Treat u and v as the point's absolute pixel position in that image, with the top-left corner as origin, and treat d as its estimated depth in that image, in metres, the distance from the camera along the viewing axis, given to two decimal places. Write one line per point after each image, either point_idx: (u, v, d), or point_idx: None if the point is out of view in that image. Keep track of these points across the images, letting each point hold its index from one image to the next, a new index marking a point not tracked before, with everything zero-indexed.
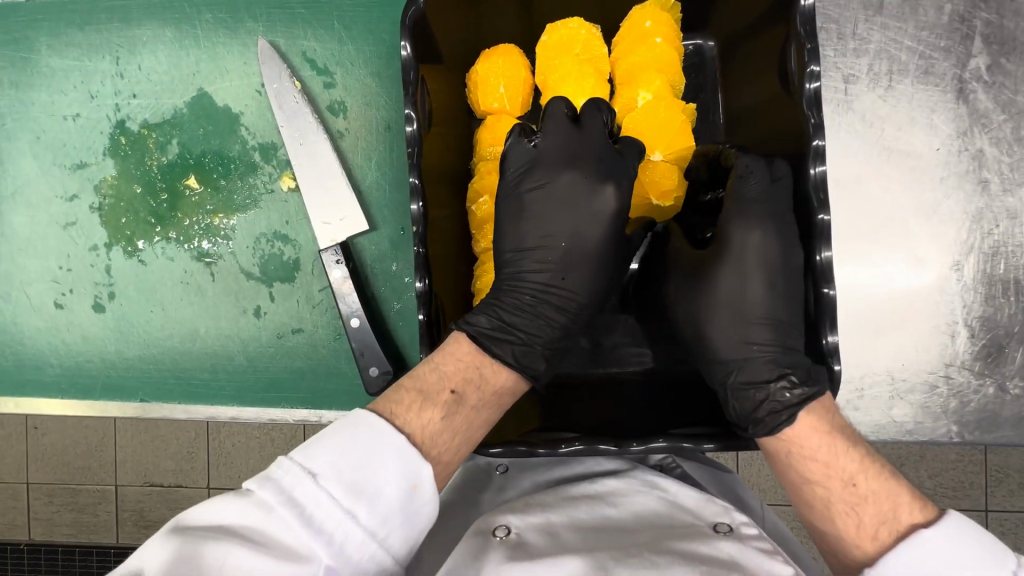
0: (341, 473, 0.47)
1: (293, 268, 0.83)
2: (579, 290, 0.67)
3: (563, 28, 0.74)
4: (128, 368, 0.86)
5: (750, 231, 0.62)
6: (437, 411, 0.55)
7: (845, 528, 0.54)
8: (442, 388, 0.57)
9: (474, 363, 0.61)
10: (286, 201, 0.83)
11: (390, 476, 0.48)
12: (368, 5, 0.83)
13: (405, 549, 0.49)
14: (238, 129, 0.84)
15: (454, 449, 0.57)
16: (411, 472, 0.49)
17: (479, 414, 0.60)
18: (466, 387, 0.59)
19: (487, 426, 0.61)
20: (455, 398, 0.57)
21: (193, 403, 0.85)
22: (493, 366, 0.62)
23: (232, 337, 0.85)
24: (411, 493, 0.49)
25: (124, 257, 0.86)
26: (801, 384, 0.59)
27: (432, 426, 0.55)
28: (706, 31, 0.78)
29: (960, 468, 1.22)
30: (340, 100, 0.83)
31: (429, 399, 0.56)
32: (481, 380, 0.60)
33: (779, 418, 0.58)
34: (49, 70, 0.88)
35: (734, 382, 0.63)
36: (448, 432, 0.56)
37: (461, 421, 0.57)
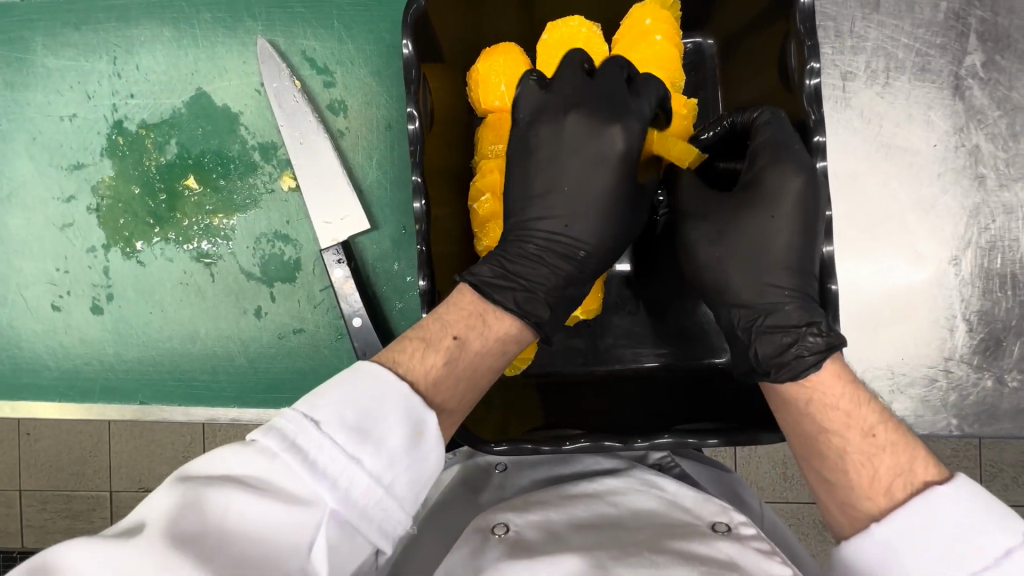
0: (344, 419, 0.46)
1: (293, 268, 0.83)
2: (585, 239, 0.67)
3: (563, 26, 0.75)
4: (128, 371, 0.86)
5: (789, 177, 0.60)
6: (440, 357, 0.55)
7: (857, 482, 0.52)
8: (444, 335, 0.56)
9: (475, 311, 0.59)
10: (286, 201, 0.83)
11: (395, 422, 0.48)
12: (368, 4, 0.83)
13: (411, 498, 0.48)
14: (237, 128, 0.84)
15: (459, 396, 0.56)
16: (416, 418, 0.49)
17: (483, 363, 0.59)
18: (469, 334, 0.58)
19: (490, 377, 0.60)
20: (459, 346, 0.56)
21: (194, 404, 0.84)
22: (497, 313, 0.61)
23: (233, 338, 0.84)
24: (416, 439, 0.48)
25: (122, 258, 0.85)
26: (826, 333, 0.57)
27: (436, 372, 0.54)
28: (705, 29, 0.79)
29: (955, 463, 1.23)
30: (340, 99, 0.83)
31: (432, 346, 0.55)
32: (485, 327, 0.59)
33: (806, 362, 0.56)
34: (44, 70, 0.88)
35: (762, 326, 0.61)
36: (452, 378, 0.55)
37: (463, 368, 0.56)
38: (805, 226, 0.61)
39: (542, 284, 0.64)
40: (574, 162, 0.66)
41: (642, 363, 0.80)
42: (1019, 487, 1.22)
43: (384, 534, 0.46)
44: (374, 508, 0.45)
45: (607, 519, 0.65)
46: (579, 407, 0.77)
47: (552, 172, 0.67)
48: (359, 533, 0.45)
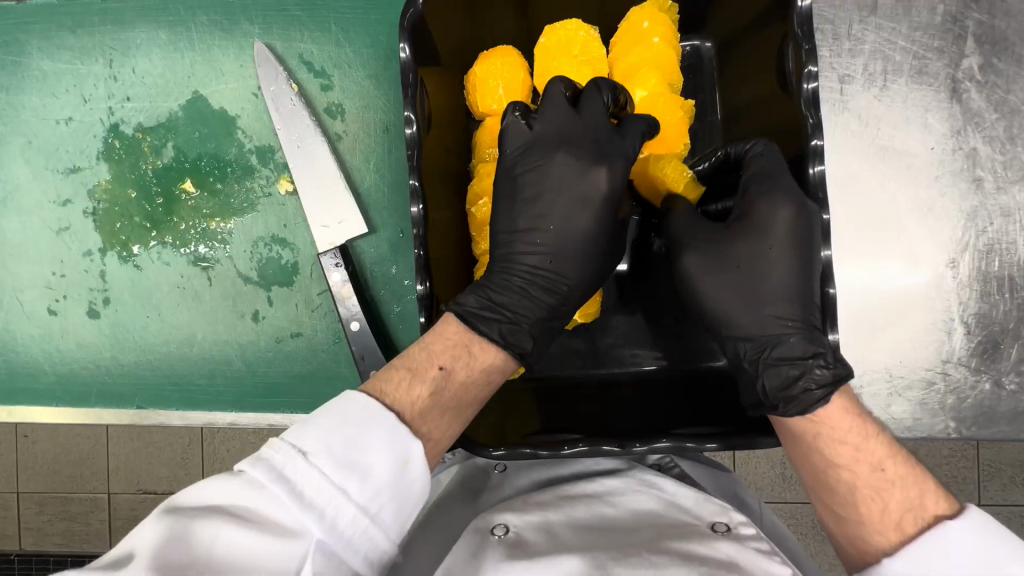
0: (331, 449, 0.47)
1: (291, 272, 0.83)
2: (569, 273, 0.67)
3: (561, 29, 0.75)
4: (125, 375, 0.85)
5: (776, 206, 0.61)
6: (426, 388, 0.55)
7: (866, 516, 0.53)
8: (431, 365, 0.57)
9: (461, 341, 0.60)
10: (284, 205, 0.83)
11: (381, 452, 0.48)
12: (365, 7, 0.83)
13: (397, 526, 0.49)
14: (234, 132, 0.83)
15: (444, 427, 0.57)
16: (403, 447, 0.49)
17: (469, 393, 0.59)
18: (454, 364, 0.59)
19: (476, 405, 0.61)
20: (445, 375, 0.57)
21: (191, 409, 0.84)
22: (481, 345, 0.61)
23: (230, 342, 0.84)
24: (402, 469, 0.49)
25: (119, 262, 0.85)
26: (831, 365, 0.57)
27: (421, 403, 0.55)
28: (703, 32, 0.79)
29: (953, 463, 1.23)
30: (337, 102, 0.82)
31: (418, 377, 0.56)
32: (469, 358, 0.60)
33: (813, 396, 0.56)
34: (40, 73, 0.87)
35: (768, 358, 0.60)
36: (437, 409, 0.56)
37: (449, 399, 0.57)
38: (799, 245, 0.61)
39: (526, 316, 0.65)
40: (562, 195, 0.67)
41: (640, 369, 0.80)
42: (1017, 487, 1.22)
43: (370, 562, 0.47)
44: (359, 538, 0.46)
45: (607, 521, 0.65)
46: (578, 410, 0.76)
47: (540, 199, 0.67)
48: (345, 562, 0.46)
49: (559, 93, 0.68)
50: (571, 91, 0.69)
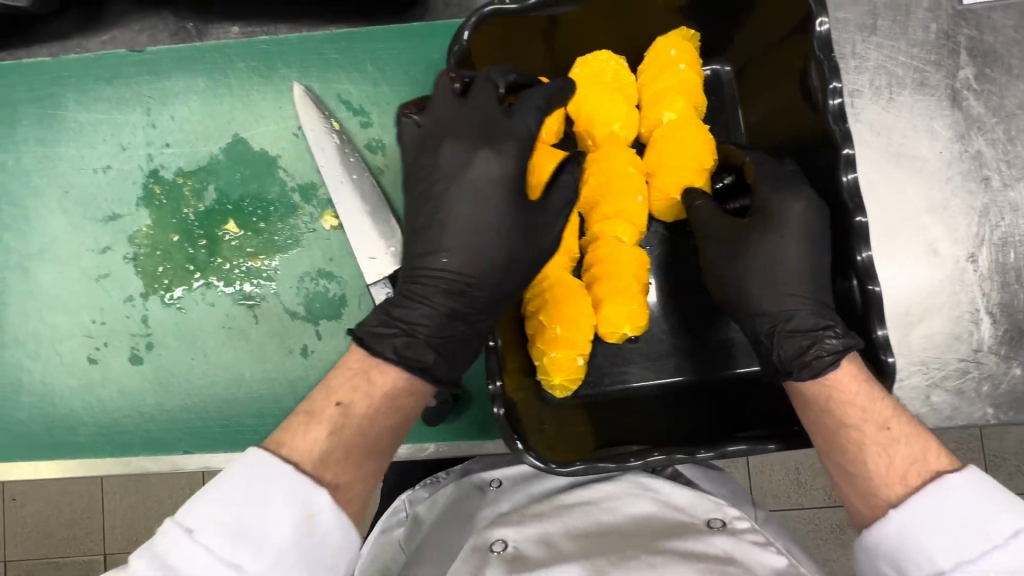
0: (223, 519, 0.50)
1: (339, 304, 0.83)
2: (463, 270, 0.66)
3: (593, 60, 0.79)
4: (171, 421, 0.84)
5: (791, 202, 0.67)
6: (323, 430, 0.57)
7: (874, 470, 0.57)
8: (326, 403, 0.58)
9: (361, 370, 0.61)
10: (329, 239, 0.84)
11: (279, 516, 0.51)
12: (400, 47, 0.86)
13: (320, 569, 0.53)
14: (276, 171, 0.85)
15: (353, 465, 0.57)
16: (306, 504, 0.53)
17: (379, 425, 0.60)
18: (354, 399, 0.59)
19: (393, 434, 0.61)
20: (342, 411, 0.58)
21: (241, 450, 0.83)
22: (381, 368, 0.61)
23: (280, 379, 0.83)
24: (307, 522, 0.52)
25: (162, 306, 0.85)
26: (843, 336, 0.63)
27: (320, 448, 0.56)
28: (723, 57, 0.84)
29: (960, 455, 1.28)
30: (377, 138, 0.85)
31: (315, 419, 0.57)
32: (369, 386, 0.60)
33: (824, 361, 0.61)
34: (76, 125, 0.88)
35: (782, 331, 0.66)
36: (340, 450, 0.57)
37: (354, 436, 0.58)
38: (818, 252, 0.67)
39: (422, 326, 0.65)
40: (441, 193, 0.66)
41: (670, 380, 0.83)
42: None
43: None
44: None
45: (603, 523, 0.66)
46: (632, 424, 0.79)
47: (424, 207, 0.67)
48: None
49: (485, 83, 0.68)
50: (460, 84, 0.68)
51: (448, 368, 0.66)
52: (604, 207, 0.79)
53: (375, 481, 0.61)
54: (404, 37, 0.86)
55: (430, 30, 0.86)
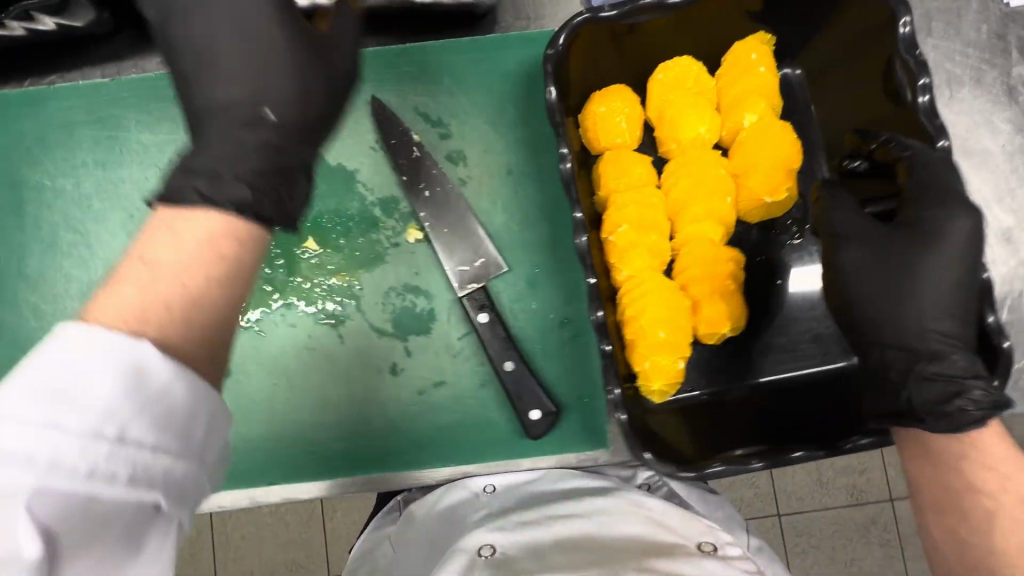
0: (26, 385, 0.36)
1: (428, 319, 0.81)
2: (269, 91, 0.51)
3: (676, 65, 0.81)
4: (252, 451, 0.79)
5: (956, 219, 0.67)
6: (123, 282, 0.40)
7: (996, 540, 0.61)
8: (130, 261, 0.41)
9: (166, 223, 0.43)
10: (413, 252, 0.82)
11: (91, 373, 0.37)
12: (475, 59, 0.86)
13: (171, 444, 0.40)
14: (355, 186, 0.83)
15: (186, 323, 0.40)
16: (125, 355, 0.37)
17: (204, 290, 0.41)
18: (158, 252, 0.41)
19: (230, 306, 0.43)
20: (148, 266, 0.40)
21: (330, 477, 0.79)
22: (164, 234, 0.42)
23: (369, 400, 0.80)
24: (138, 376, 0.37)
25: (240, 330, 0.81)
26: (995, 394, 0.61)
27: (111, 294, 0.40)
28: (795, 60, 0.86)
29: None
30: (458, 149, 0.84)
31: (115, 277, 0.40)
32: (180, 236, 0.42)
33: (967, 416, 0.61)
34: (139, 146, 0.85)
35: (918, 375, 0.65)
36: (152, 302, 0.40)
37: (181, 289, 0.40)
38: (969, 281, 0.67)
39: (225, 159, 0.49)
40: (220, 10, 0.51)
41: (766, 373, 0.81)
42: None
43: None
44: (73, 532, 0.36)
45: (583, 536, 0.65)
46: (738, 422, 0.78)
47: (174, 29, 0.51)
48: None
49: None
50: None
51: (277, 208, 0.49)
52: (694, 210, 0.80)
53: (227, 350, 0.44)
54: (481, 49, 0.86)
55: (507, 41, 0.86)
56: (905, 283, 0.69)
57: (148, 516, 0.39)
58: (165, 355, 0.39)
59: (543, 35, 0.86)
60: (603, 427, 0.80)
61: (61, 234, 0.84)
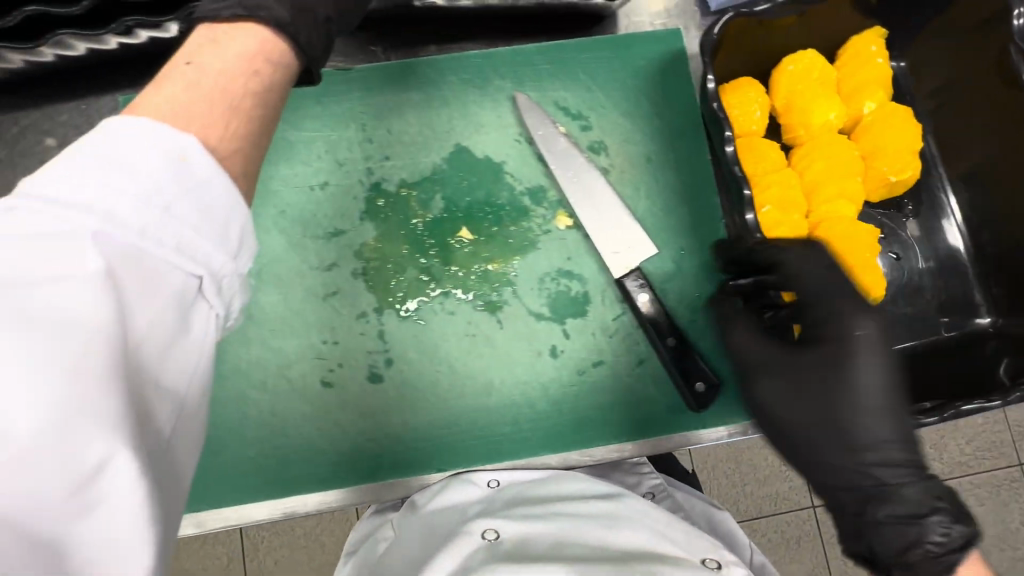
0: (84, 162, 0.39)
1: (583, 302, 0.84)
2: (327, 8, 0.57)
3: (804, 57, 0.86)
4: (420, 437, 0.81)
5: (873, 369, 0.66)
6: (175, 79, 0.45)
7: None
8: (176, 64, 0.46)
9: (211, 35, 0.48)
10: (565, 238, 0.85)
11: (146, 149, 0.41)
12: (608, 56, 0.91)
13: (208, 227, 0.42)
14: (503, 177, 0.87)
15: (233, 128, 0.46)
16: (177, 142, 0.42)
17: (240, 84, 0.47)
18: (207, 55, 0.47)
19: (267, 108, 0.48)
20: (196, 67, 0.46)
21: (498, 460, 0.81)
22: (214, 46, 0.47)
23: (531, 383, 0.82)
24: (179, 165, 0.41)
25: (399, 319, 0.83)
26: (957, 523, 0.62)
27: (177, 87, 0.45)
28: (898, 53, 0.92)
29: (989, 430, 1.53)
30: (599, 140, 0.88)
31: (166, 75, 0.46)
32: (226, 49, 0.48)
33: (936, 564, 0.61)
34: (286, 143, 0.86)
35: (880, 514, 0.65)
36: (199, 93, 0.45)
37: (227, 96, 0.46)
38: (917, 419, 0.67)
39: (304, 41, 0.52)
40: None
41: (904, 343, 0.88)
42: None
43: (137, 347, 0.38)
44: (135, 285, 0.38)
45: (581, 534, 0.67)
46: None
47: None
48: (135, 349, 0.38)
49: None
50: None
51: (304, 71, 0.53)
52: (829, 190, 0.85)
53: (259, 164, 0.48)
54: (612, 46, 0.91)
55: (636, 38, 0.91)
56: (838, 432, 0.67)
57: (192, 294, 0.42)
58: (208, 152, 0.43)
59: (671, 32, 0.91)
60: None
61: None
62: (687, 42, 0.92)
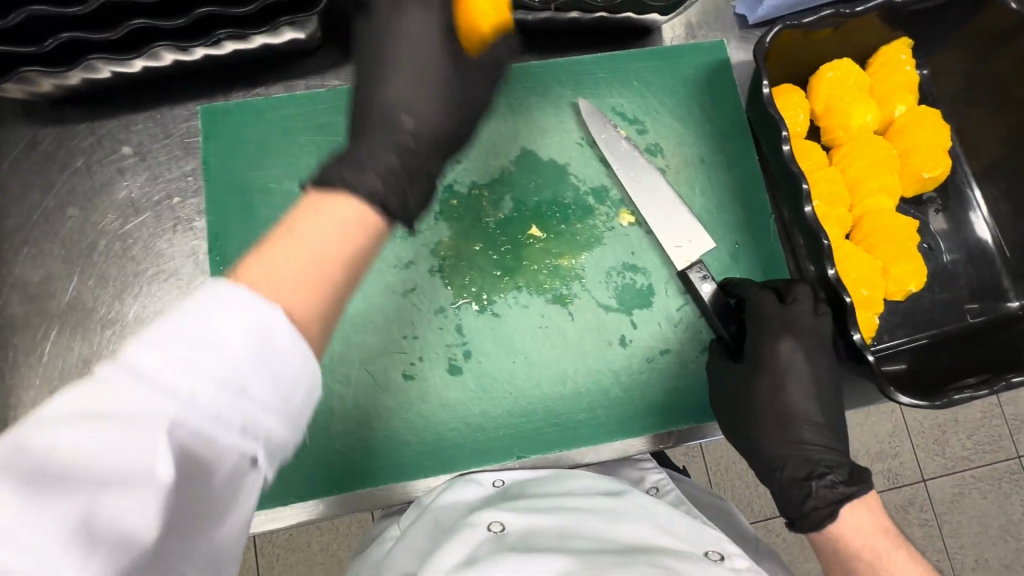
0: (180, 339, 0.41)
1: (648, 294, 0.89)
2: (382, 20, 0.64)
3: (843, 64, 0.93)
4: (499, 427, 0.84)
5: (783, 348, 0.80)
6: (279, 248, 0.48)
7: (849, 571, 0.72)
8: (286, 233, 0.49)
9: (330, 226, 0.51)
10: (628, 234, 0.91)
11: (237, 323, 0.43)
12: (659, 65, 0.97)
13: (276, 399, 0.45)
14: (568, 178, 0.92)
15: (314, 304, 0.48)
16: (273, 348, 0.44)
17: (334, 269, 0.49)
18: (314, 221, 0.50)
19: (350, 287, 0.51)
20: (292, 237, 0.49)
21: (573, 447, 0.85)
22: (322, 211, 0.52)
23: (604, 371, 0.87)
24: (265, 339, 0.44)
25: (476, 313, 0.86)
26: (841, 483, 0.75)
27: (274, 265, 0.47)
28: (926, 62, 1.00)
29: (987, 424, 1.57)
30: (655, 142, 0.94)
31: (273, 246, 0.48)
32: (332, 212, 0.52)
33: (822, 513, 0.73)
34: None
35: (786, 476, 0.79)
36: (295, 264, 0.47)
37: (320, 284, 0.48)
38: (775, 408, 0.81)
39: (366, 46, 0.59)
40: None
41: (944, 325, 0.94)
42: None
43: (188, 493, 0.41)
44: (184, 471, 0.40)
45: (586, 528, 0.65)
46: (936, 370, 0.90)
47: (372, 54, 0.66)
48: (187, 496, 0.41)
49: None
50: None
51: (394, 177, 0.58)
52: (870, 185, 0.92)
53: (333, 323, 0.50)
54: (661, 57, 0.97)
55: (684, 49, 0.98)
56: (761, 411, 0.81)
57: (245, 470, 0.44)
58: (292, 325, 0.45)
59: (715, 43, 0.98)
60: None
61: None
62: (730, 52, 1.00)
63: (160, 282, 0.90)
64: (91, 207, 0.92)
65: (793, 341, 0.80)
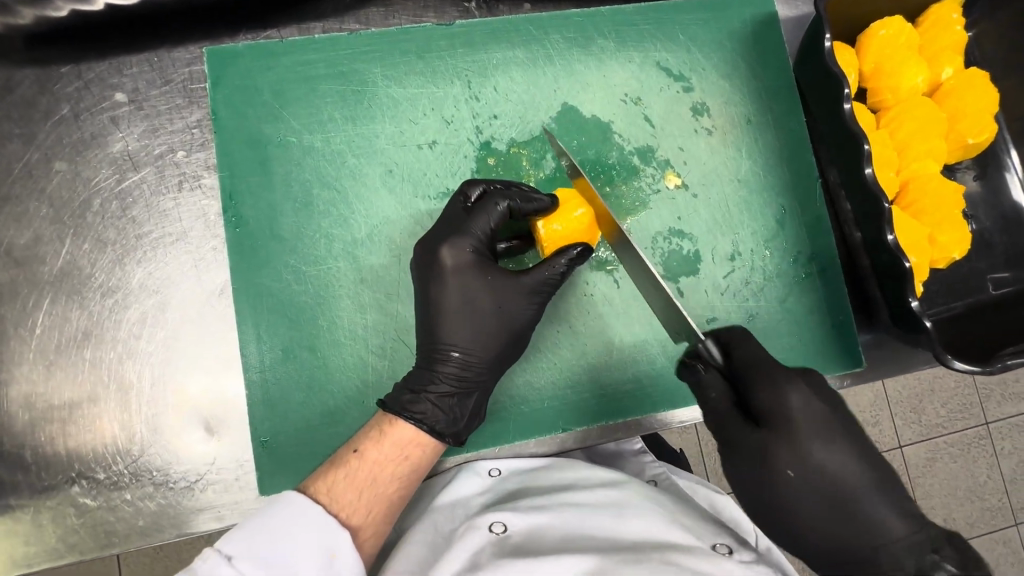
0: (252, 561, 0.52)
1: (695, 260, 0.86)
2: None
3: (896, 21, 0.88)
4: (543, 399, 0.81)
5: (789, 395, 0.65)
6: (342, 472, 0.63)
7: None
8: (347, 451, 0.65)
9: (377, 425, 0.68)
10: (674, 198, 0.87)
11: (308, 553, 0.55)
12: (706, 18, 0.91)
13: None
14: (612, 137, 0.86)
15: (365, 511, 0.62)
16: (331, 541, 0.56)
17: (386, 472, 0.64)
18: (368, 444, 0.65)
19: (400, 482, 0.65)
20: (360, 458, 0.64)
21: (620, 418, 0.81)
22: (370, 438, 0.66)
23: (651, 340, 0.83)
24: (331, 561, 0.55)
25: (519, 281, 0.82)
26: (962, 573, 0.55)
27: (337, 488, 0.62)
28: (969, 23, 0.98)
29: (960, 393, 1.54)
30: (701, 102, 0.90)
31: (338, 464, 0.64)
32: (383, 436, 0.67)
33: None
34: (390, 101, 0.84)
35: None
36: (351, 491, 0.62)
37: (365, 479, 0.63)
38: (810, 490, 0.63)
39: None
40: None
41: (984, 293, 0.94)
42: (1009, 400, 1.56)
43: None
44: None
45: (590, 524, 0.60)
46: (978, 333, 0.90)
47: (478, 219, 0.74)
48: None
49: (466, 252, 0.73)
50: None
51: (448, 422, 0.70)
52: (917, 149, 0.89)
53: (388, 520, 0.64)
54: (707, 9, 0.91)
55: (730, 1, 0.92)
56: (795, 502, 0.63)
57: None
58: (352, 545, 0.57)
59: None
60: (857, 349, 0.87)
61: (316, 192, 0.81)
62: (777, 6, 0.94)
63: (165, 247, 0.81)
64: (81, 161, 0.82)
65: (802, 386, 0.66)
